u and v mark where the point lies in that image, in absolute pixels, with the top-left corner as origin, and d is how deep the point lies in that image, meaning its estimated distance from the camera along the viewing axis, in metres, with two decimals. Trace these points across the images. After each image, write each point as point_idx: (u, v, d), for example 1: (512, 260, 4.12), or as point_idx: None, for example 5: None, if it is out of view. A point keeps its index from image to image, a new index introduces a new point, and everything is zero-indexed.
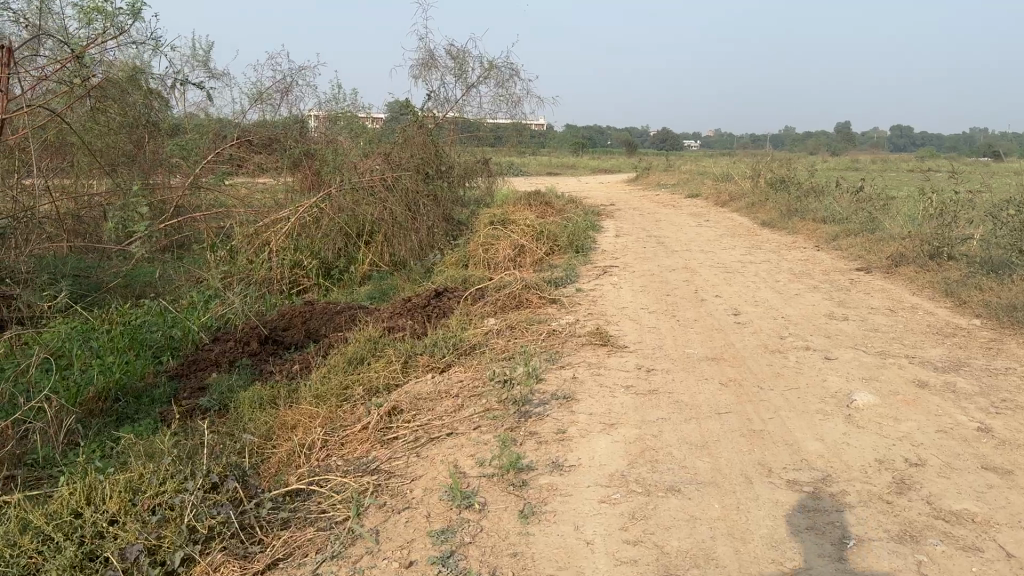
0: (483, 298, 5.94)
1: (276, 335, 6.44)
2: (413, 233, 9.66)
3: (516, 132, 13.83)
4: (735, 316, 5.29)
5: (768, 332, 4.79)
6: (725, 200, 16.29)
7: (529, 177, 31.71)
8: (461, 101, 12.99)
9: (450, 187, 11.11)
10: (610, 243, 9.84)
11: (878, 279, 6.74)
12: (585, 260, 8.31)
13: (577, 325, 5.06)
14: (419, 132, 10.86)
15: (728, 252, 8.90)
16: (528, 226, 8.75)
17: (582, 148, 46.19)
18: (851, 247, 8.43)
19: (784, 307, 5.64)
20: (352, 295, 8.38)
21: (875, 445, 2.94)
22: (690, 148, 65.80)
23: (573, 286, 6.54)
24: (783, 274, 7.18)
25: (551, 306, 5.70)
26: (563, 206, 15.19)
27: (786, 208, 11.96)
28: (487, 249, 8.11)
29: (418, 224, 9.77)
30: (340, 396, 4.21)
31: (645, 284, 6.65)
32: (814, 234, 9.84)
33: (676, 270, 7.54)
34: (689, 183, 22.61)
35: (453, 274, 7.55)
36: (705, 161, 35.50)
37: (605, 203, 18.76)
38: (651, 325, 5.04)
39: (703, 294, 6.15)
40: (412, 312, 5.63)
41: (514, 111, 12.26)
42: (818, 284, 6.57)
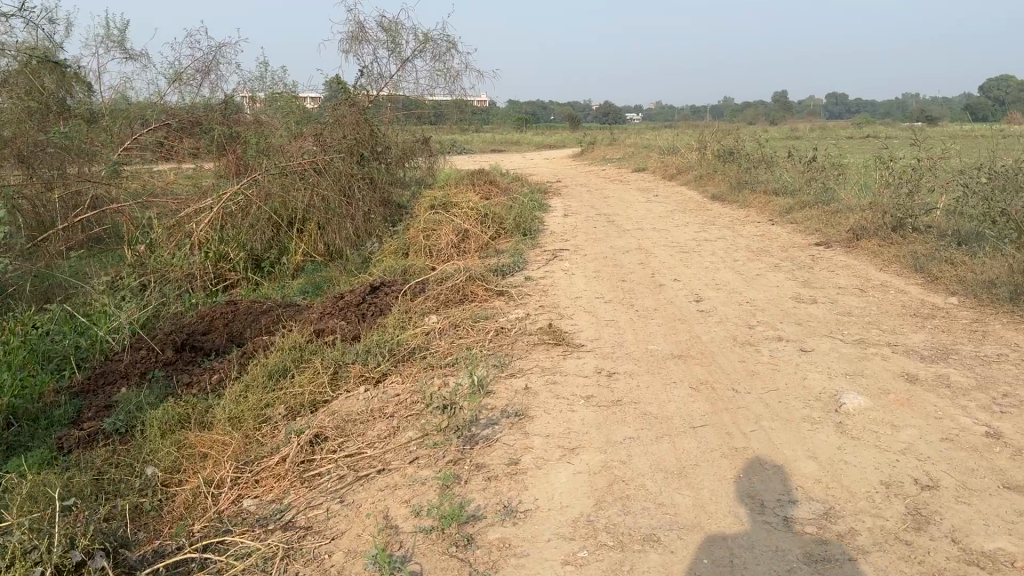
0: (424, 292, 5.41)
1: (195, 340, 5.82)
2: (348, 219, 9.05)
3: (456, 108, 13.23)
4: (697, 303, 4.88)
5: (735, 321, 4.39)
6: (672, 173, 15.97)
7: (471, 155, 31.06)
8: (396, 77, 12.33)
9: (388, 170, 10.51)
10: (558, 223, 9.38)
11: (840, 254, 6.41)
12: (532, 243, 7.84)
13: (527, 320, 4.58)
14: (352, 112, 10.21)
15: (680, 229, 8.52)
16: (471, 209, 8.23)
17: (524, 123, 45.64)
18: (807, 220, 8.12)
19: (748, 290, 5.25)
20: (284, 290, 7.76)
21: (877, 463, 2.53)
22: (632, 121, 65.76)
23: (521, 275, 6.06)
24: (740, 252, 6.81)
25: (498, 299, 5.21)
26: (507, 185, 14.67)
27: (736, 180, 11.66)
28: (428, 235, 7.57)
29: (354, 210, 9.16)
30: (258, 419, 3.66)
31: (597, 269, 6.20)
32: (766, 207, 9.53)
33: (629, 252, 7.12)
34: (634, 157, 22.28)
35: (391, 263, 7.00)
36: (648, 134, 35.28)
37: (550, 179, 18.29)
38: (608, 317, 4.59)
39: (660, 279, 5.73)
40: (344, 311, 5.07)
41: (453, 87, 11.66)
42: (779, 262, 6.21)
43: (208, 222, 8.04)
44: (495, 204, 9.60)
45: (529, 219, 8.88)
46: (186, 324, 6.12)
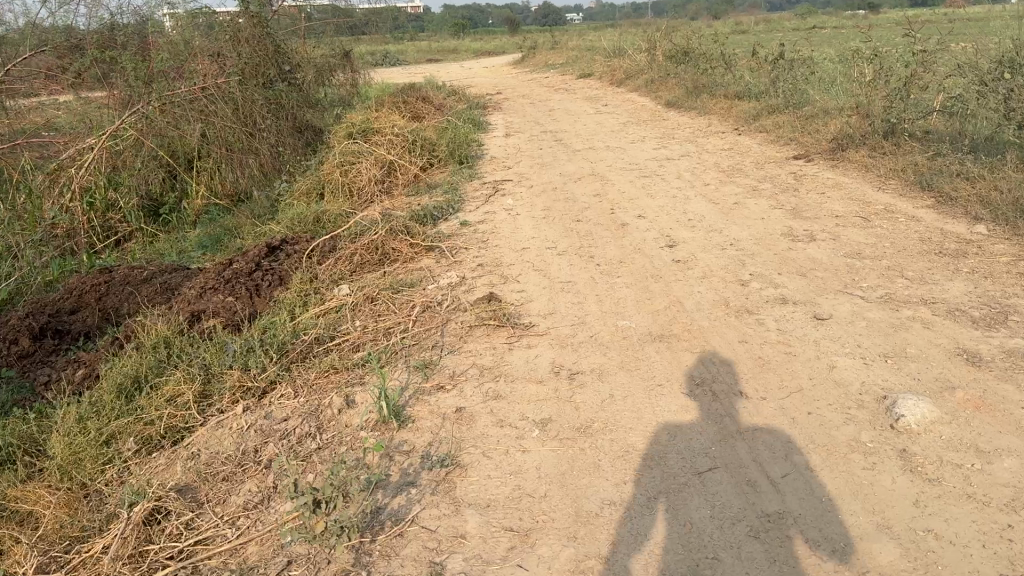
0: (334, 251, 4.38)
1: (58, 320, 4.70)
2: (257, 154, 7.86)
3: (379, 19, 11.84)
4: (671, 249, 3.96)
5: (721, 273, 3.50)
6: (620, 79, 14.83)
7: (405, 68, 29.26)
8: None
9: (302, 94, 9.24)
10: (499, 145, 8.32)
11: (825, 170, 5.54)
12: (469, 173, 6.81)
13: (463, 291, 3.63)
14: (255, 27, 8.84)
15: (637, 146, 7.53)
16: (397, 136, 7.12)
17: (460, 31, 43.45)
18: (778, 128, 7.20)
19: (728, 226, 4.35)
20: (183, 243, 6.65)
21: (978, 534, 1.69)
22: (571, 24, 63.52)
23: (455, 218, 5.07)
24: (710, 173, 5.89)
25: (425, 257, 4.22)
26: (442, 102, 13.40)
27: (691, 85, 10.65)
28: (348, 171, 6.49)
29: (264, 143, 7.96)
30: (95, 462, 2.70)
31: (546, 207, 5.23)
32: (728, 114, 8.59)
33: (582, 179, 6.14)
34: (578, 61, 20.96)
35: (303, 209, 5.92)
36: (592, 36, 33.69)
37: (490, 92, 16.97)
38: (562, 277, 3.66)
39: (622, 216, 4.79)
40: (232, 285, 4.05)
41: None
42: (758, 184, 5.31)
43: (87, 168, 6.81)
44: (426, 127, 8.48)
45: (465, 142, 7.80)
46: (50, 299, 4.99)
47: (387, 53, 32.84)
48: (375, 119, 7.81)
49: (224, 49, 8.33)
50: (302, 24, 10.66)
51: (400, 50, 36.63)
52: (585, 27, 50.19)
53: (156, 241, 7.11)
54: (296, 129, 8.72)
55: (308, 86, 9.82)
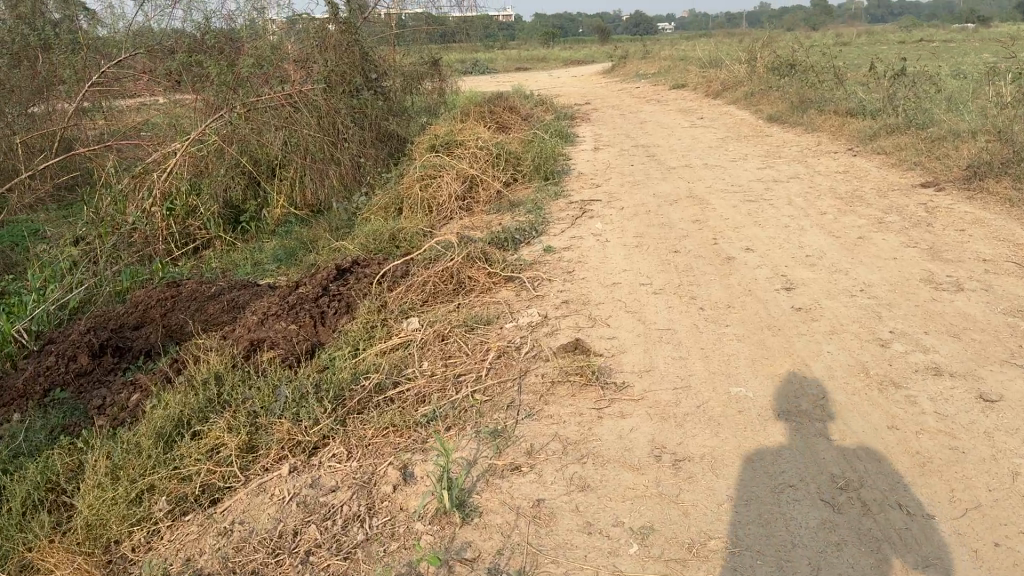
0: (406, 278, 4.00)
1: (120, 337, 4.46)
2: (338, 163, 7.62)
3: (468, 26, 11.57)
4: (788, 293, 3.44)
5: (853, 329, 2.97)
6: (715, 91, 14.15)
7: (494, 75, 29.11)
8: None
9: (387, 101, 9.00)
10: (588, 160, 7.86)
11: (961, 201, 4.87)
12: (557, 190, 6.38)
13: (547, 334, 3.20)
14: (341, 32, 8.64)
15: (738, 165, 6.96)
16: (480, 148, 6.76)
17: (550, 39, 43.13)
18: (898, 151, 6.51)
19: (853, 266, 3.78)
20: (258, 254, 6.43)
21: None
22: (664, 33, 62.45)
23: (540, 242, 4.64)
24: (825, 200, 5.29)
25: (504, 290, 3.80)
26: (529, 112, 13.03)
27: (796, 99, 9.96)
28: (427, 185, 6.16)
29: (346, 150, 7.71)
30: (123, 520, 2.33)
31: (639, 233, 4.74)
32: (840, 132, 7.90)
33: (680, 201, 5.62)
34: (672, 72, 20.29)
35: (380, 224, 5.60)
36: (686, 45, 32.86)
37: (578, 101, 16.51)
38: (663, 322, 3.19)
39: (728, 248, 4.27)
40: (296, 310, 3.70)
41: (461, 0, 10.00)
42: (883, 216, 4.70)
43: (168, 173, 6.66)
44: (512, 139, 8.11)
45: (552, 157, 7.38)
46: (115, 313, 4.77)
47: (475, 60, 32.76)
48: (459, 130, 7.49)
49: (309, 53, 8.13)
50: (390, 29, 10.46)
51: (489, 57, 36.63)
52: (678, 37, 49.23)
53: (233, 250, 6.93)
54: (378, 138, 8.47)
55: (394, 94, 9.59)
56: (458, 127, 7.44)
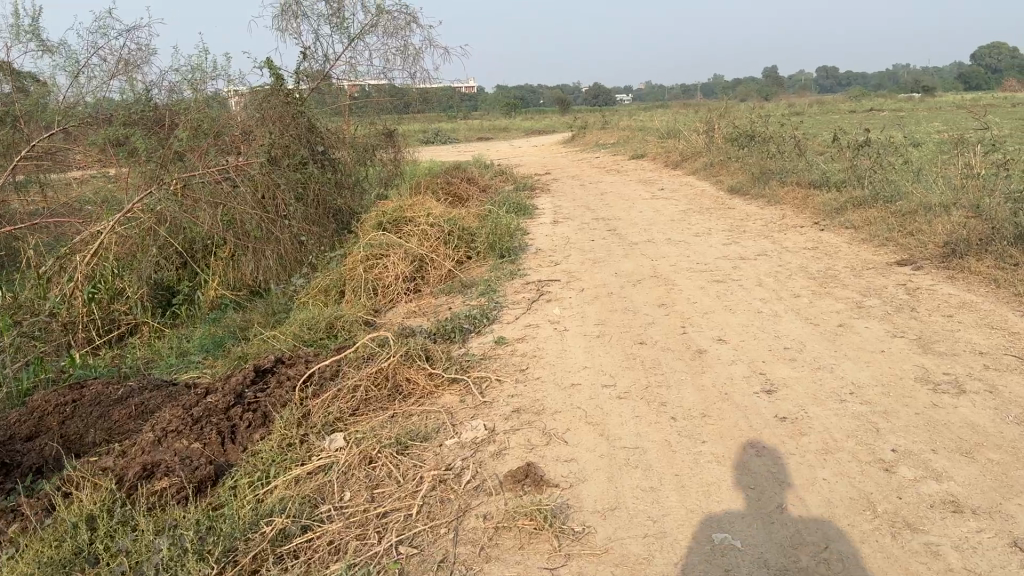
0: (334, 381, 3.51)
1: (7, 448, 3.86)
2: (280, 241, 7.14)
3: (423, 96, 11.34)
4: (770, 397, 3.01)
5: (849, 448, 2.54)
6: (675, 161, 14.06)
7: (455, 145, 29.11)
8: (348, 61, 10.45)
9: (336, 174, 8.59)
10: (546, 235, 7.50)
11: (942, 281, 4.54)
12: (513, 269, 5.97)
13: (494, 453, 2.72)
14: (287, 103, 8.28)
15: (703, 240, 6.64)
16: (430, 224, 6.35)
17: (511, 109, 43.69)
18: (868, 226, 6.24)
19: (839, 361, 3.38)
20: (188, 343, 5.89)
21: None
22: (621, 104, 63.87)
23: (491, 332, 4.18)
24: (797, 280, 4.94)
25: (445, 394, 3.30)
26: (488, 183, 12.75)
27: (757, 170, 9.79)
28: (373, 265, 5.70)
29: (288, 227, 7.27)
30: None
31: (601, 320, 4.32)
32: (804, 205, 7.67)
33: (644, 282, 5.24)
34: (631, 142, 20.34)
35: (316, 311, 5.12)
36: (644, 116, 33.32)
37: (538, 172, 16.34)
38: (628, 437, 2.73)
39: (698, 338, 3.86)
40: (200, 427, 3.25)
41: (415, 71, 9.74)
42: (862, 300, 4.35)
43: (91, 256, 6.16)
44: (467, 214, 7.72)
45: (508, 233, 7.00)
46: (7, 419, 4.20)
47: (436, 130, 32.87)
48: (409, 204, 7.08)
49: (250, 125, 7.74)
50: (341, 100, 10.15)
51: (450, 127, 36.78)
52: (636, 107, 50.14)
53: (163, 337, 6.37)
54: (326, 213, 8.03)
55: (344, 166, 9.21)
56: (408, 202, 7.04)
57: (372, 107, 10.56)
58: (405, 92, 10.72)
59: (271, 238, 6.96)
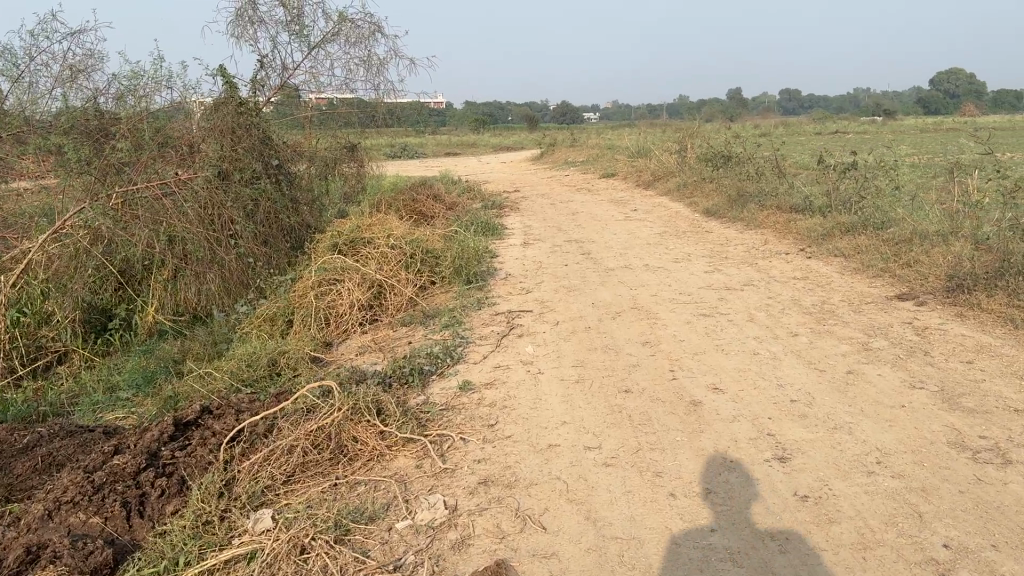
0: (266, 441, 2.99)
1: None
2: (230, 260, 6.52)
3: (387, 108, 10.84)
4: (784, 467, 2.55)
5: (890, 543, 2.08)
6: (647, 181, 13.72)
7: (422, 160, 28.62)
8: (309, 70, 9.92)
9: (292, 189, 8.03)
10: (516, 257, 7.03)
11: (952, 320, 4.15)
12: (480, 297, 5.48)
13: (457, 543, 2.21)
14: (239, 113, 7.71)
15: (684, 267, 6.21)
16: (390, 246, 5.83)
17: (480, 125, 43.32)
18: (859, 254, 5.86)
19: (857, 419, 2.93)
20: (118, 376, 5.28)
21: None
22: (589, 122, 63.96)
23: (455, 374, 3.67)
24: (792, 315, 4.51)
25: (400, 458, 2.77)
26: (454, 200, 12.26)
27: (734, 192, 9.44)
28: (325, 291, 5.16)
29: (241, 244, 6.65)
30: None
31: (579, 361, 3.83)
32: (787, 229, 7.30)
33: (624, 314, 4.77)
34: (601, 160, 20.02)
35: (260, 346, 4.58)
36: (613, 134, 33.14)
37: (507, 190, 15.90)
38: (620, 523, 2.24)
39: (691, 386, 3.38)
40: (102, 495, 2.69)
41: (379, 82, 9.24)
42: (867, 340, 3.92)
43: (13, 277, 5.55)
44: (431, 235, 7.21)
45: (475, 256, 6.50)
46: None
47: (403, 144, 32.34)
48: (369, 224, 6.55)
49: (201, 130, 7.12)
50: (300, 111, 9.61)
51: (417, 141, 36.28)
52: (605, 125, 50.16)
53: (92, 367, 5.78)
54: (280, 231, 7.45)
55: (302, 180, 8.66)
56: (368, 221, 6.51)
57: (334, 119, 10.02)
58: (369, 105, 10.22)
59: (221, 257, 6.34)
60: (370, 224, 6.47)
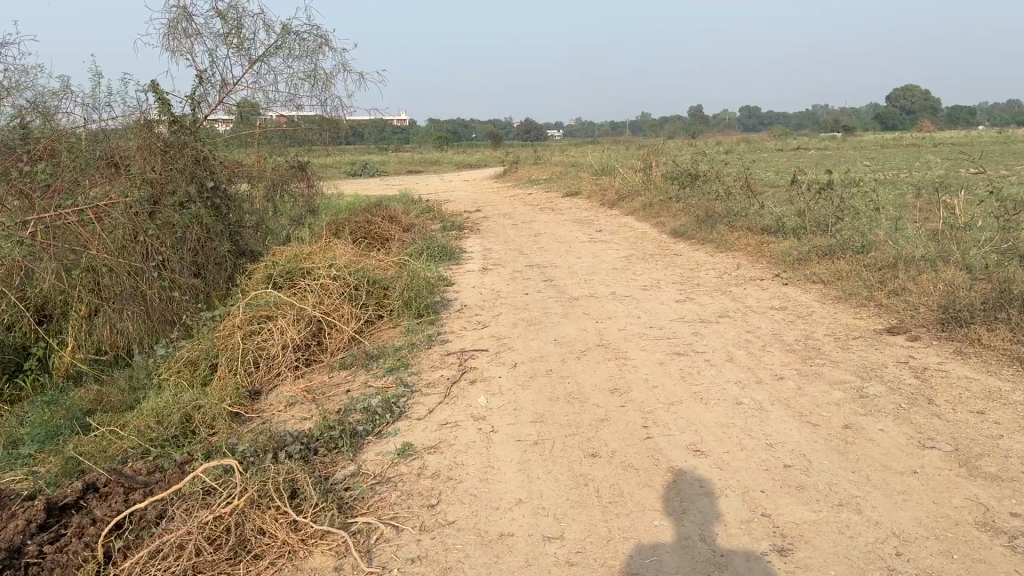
0: (154, 534, 2.45)
1: None
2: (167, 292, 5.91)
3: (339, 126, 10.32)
4: (787, 564, 2.09)
5: None
6: (611, 200, 13.35)
7: (382, 178, 28.08)
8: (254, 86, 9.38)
9: (232, 213, 7.48)
10: (473, 286, 6.53)
11: (951, 359, 3.75)
12: (432, 333, 4.97)
13: None
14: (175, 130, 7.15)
15: (653, 295, 5.77)
16: (333, 277, 5.31)
17: (442, 142, 42.86)
18: (839, 281, 5.47)
19: (865, 491, 2.49)
20: (21, 429, 4.67)
21: None
22: (552, 139, 63.91)
23: (395, 434, 3.17)
24: (775, 353, 4.08)
25: (315, 556, 2.26)
26: (412, 221, 11.74)
27: (702, 212, 9.07)
28: (256, 330, 4.63)
29: (177, 272, 6.04)
30: None
31: (539, 413, 3.35)
32: (760, 252, 6.91)
33: (589, 352, 4.30)
34: (564, 178, 19.67)
35: (178, 398, 4.02)
36: (576, 152, 32.91)
37: (467, 209, 15.42)
38: None
39: (669, 448, 2.92)
40: None
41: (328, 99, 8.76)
42: (861, 383, 3.51)
43: None
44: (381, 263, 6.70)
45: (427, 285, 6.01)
46: None
47: (363, 163, 31.75)
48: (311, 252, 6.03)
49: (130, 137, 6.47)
50: (245, 129, 9.06)
51: (378, 159, 35.70)
52: (569, 143, 50.02)
53: None
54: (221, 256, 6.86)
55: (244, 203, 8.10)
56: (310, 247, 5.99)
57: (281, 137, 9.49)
58: (318, 123, 9.70)
59: (154, 286, 5.71)
60: (313, 251, 5.95)
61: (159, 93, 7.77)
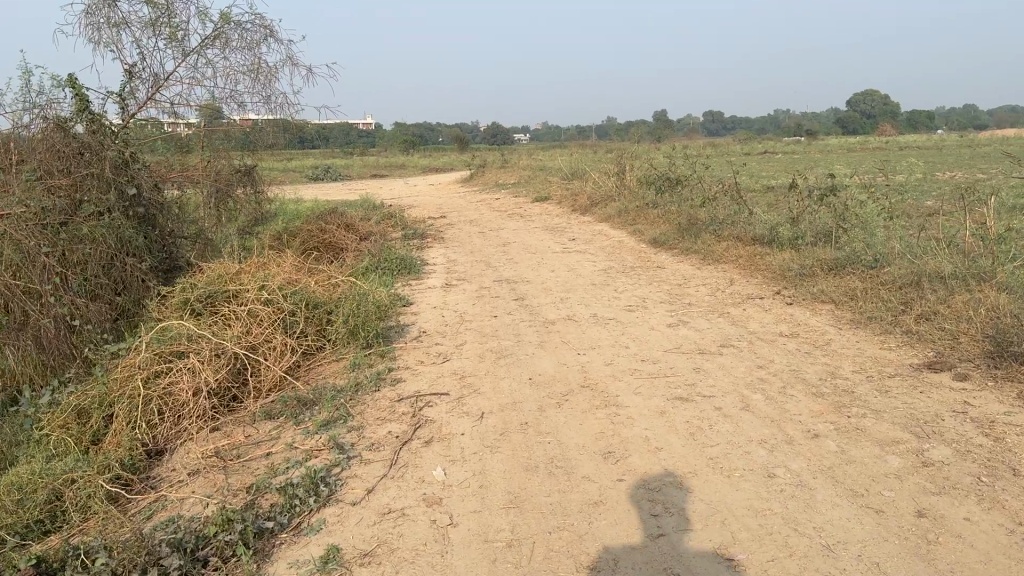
0: None
1: None
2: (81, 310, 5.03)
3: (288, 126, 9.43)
4: None
5: None
6: (583, 206, 12.62)
7: (344, 183, 27.10)
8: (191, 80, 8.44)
9: (160, 223, 6.59)
10: (433, 306, 5.72)
11: (1020, 408, 3.04)
12: (382, 369, 4.15)
13: None
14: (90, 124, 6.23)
15: (641, 317, 5.01)
16: (267, 300, 4.48)
17: (408, 145, 41.92)
18: (853, 302, 4.77)
19: None
20: None
21: None
22: (519, 143, 63.26)
23: (322, 532, 2.36)
24: (799, 398, 3.34)
25: None
26: (371, 229, 10.88)
27: (684, 219, 8.35)
28: (166, 371, 3.80)
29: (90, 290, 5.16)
30: None
31: (514, 489, 2.57)
32: (754, 265, 6.20)
33: (572, 396, 3.51)
34: (533, 183, 18.93)
35: (57, 466, 3.16)
36: (543, 156, 32.19)
37: (430, 215, 14.58)
38: None
39: (692, 553, 2.15)
40: None
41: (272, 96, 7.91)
42: (919, 442, 2.78)
43: None
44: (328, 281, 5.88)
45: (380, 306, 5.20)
46: None
47: (325, 166, 30.70)
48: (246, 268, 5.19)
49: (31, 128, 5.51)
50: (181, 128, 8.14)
51: (342, 163, 34.66)
52: (536, 147, 49.38)
53: None
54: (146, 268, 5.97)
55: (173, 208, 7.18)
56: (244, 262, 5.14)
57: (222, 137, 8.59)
58: (263, 122, 8.83)
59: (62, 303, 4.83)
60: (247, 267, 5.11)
61: (77, 86, 6.83)
